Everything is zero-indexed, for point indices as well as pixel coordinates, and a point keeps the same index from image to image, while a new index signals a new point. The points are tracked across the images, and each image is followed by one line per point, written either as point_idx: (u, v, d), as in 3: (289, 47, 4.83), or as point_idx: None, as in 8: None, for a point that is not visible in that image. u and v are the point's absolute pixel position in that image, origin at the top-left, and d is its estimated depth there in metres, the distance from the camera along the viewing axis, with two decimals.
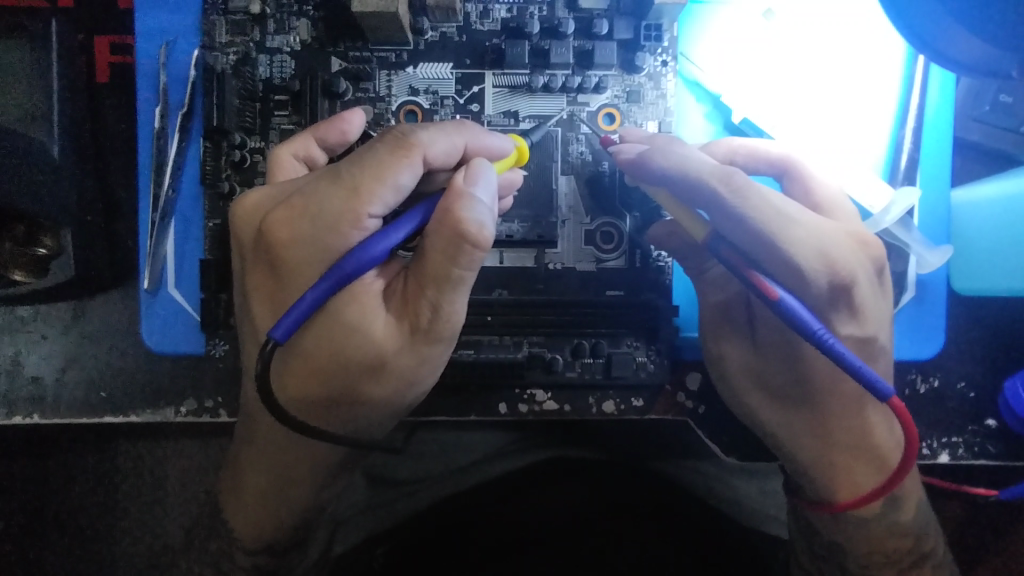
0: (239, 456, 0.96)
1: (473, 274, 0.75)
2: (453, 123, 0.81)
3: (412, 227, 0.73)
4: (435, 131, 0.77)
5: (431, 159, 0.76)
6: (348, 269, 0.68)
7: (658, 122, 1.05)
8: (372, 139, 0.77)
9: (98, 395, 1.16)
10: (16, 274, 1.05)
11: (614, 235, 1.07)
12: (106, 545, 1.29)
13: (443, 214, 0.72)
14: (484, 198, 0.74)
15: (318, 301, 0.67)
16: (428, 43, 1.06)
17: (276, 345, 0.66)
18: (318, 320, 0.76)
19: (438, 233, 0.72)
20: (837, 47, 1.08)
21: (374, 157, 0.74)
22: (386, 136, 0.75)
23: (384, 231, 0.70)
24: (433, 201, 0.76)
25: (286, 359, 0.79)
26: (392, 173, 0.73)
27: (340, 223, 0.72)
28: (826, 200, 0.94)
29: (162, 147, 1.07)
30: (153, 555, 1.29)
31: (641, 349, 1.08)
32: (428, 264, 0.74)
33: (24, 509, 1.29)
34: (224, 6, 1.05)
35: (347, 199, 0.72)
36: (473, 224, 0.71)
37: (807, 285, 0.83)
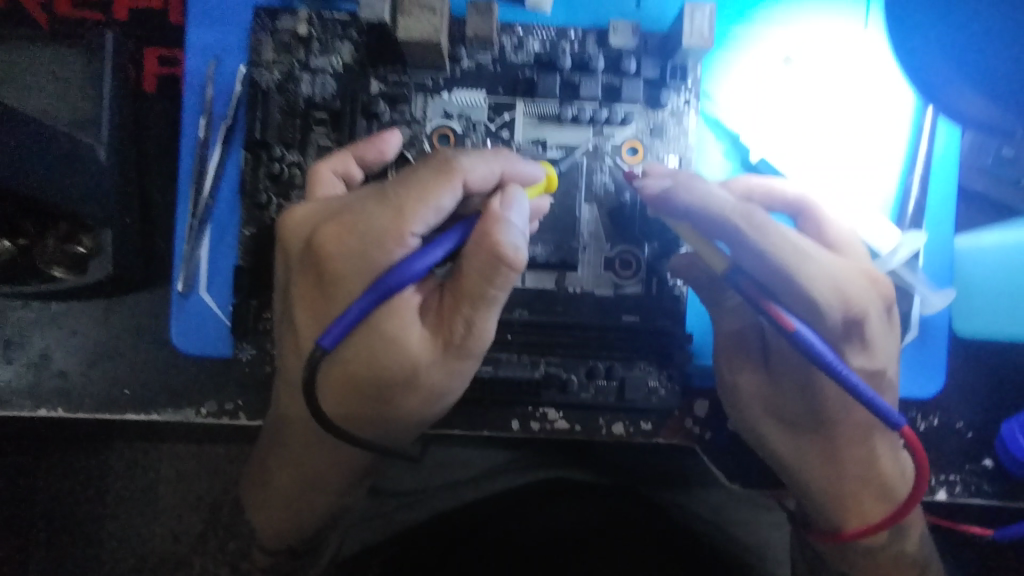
0: (264, 460, 0.98)
1: (506, 293, 0.80)
2: (492, 150, 0.85)
3: (452, 245, 0.78)
4: (476, 157, 0.82)
5: (471, 183, 0.81)
6: (391, 284, 0.73)
7: (679, 157, 1.11)
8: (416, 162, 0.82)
9: (121, 393, 1.20)
10: (55, 270, 1.12)
11: (632, 262, 1.12)
12: (115, 539, 1.31)
13: (481, 236, 0.77)
14: (518, 222, 0.81)
15: (361, 313, 0.72)
16: (463, 71, 1.10)
17: (323, 353, 0.70)
18: (360, 335, 0.79)
19: (475, 253, 0.78)
20: (852, 95, 1.14)
21: (418, 178, 0.78)
22: (430, 160, 0.80)
23: (422, 251, 0.75)
24: (467, 224, 0.81)
25: (328, 368, 0.83)
26: (435, 195, 0.78)
27: (387, 240, 0.76)
28: (838, 239, 0.98)
29: (204, 156, 1.11)
30: (159, 552, 1.31)
31: (653, 373, 1.12)
32: (465, 282, 0.79)
33: (35, 500, 1.31)
34: (272, 26, 1.10)
35: (394, 219, 0.76)
36: (509, 245, 0.77)
37: (821, 317, 0.88)
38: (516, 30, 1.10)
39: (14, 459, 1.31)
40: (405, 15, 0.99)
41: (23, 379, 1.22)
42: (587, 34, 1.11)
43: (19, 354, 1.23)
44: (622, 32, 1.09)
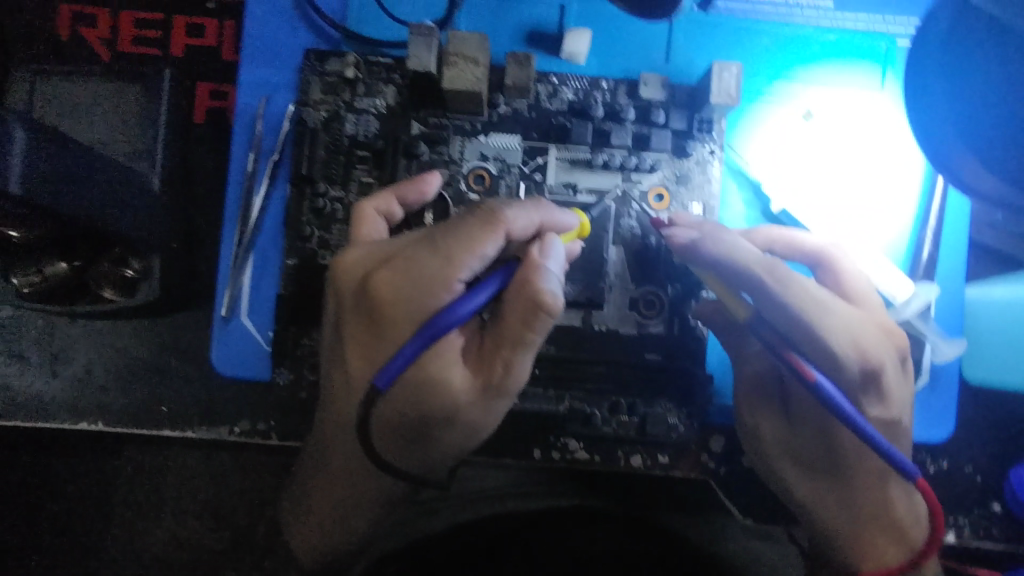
0: (306, 482, 1.04)
1: (543, 337, 0.86)
2: (533, 201, 0.91)
3: (491, 291, 0.82)
4: (518, 208, 0.88)
5: (514, 234, 0.87)
6: (437, 327, 0.77)
7: (703, 204, 1.16)
8: (463, 212, 0.88)
9: (160, 409, 1.27)
10: (106, 292, 1.18)
11: (656, 302, 1.16)
12: (139, 552, 1.33)
13: (523, 285, 0.83)
14: (555, 269, 0.87)
15: (411, 357, 0.76)
16: (500, 115, 1.16)
17: (377, 393, 0.75)
18: (410, 374, 0.84)
19: (517, 301, 0.84)
20: (871, 151, 1.19)
21: (466, 229, 0.84)
22: (477, 211, 0.86)
23: (465, 295, 0.80)
24: (508, 268, 0.85)
25: (384, 409, 0.88)
26: (481, 244, 0.83)
27: (435, 286, 0.82)
28: (856, 290, 1.03)
29: (250, 189, 1.17)
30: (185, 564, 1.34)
31: (672, 411, 1.17)
32: (506, 327, 0.85)
33: (66, 509, 1.35)
34: (320, 68, 1.16)
35: (444, 266, 0.82)
36: (549, 293, 0.83)
37: (839, 368, 0.92)
38: (551, 79, 1.16)
39: (48, 468, 1.35)
40: (450, 66, 1.04)
41: (67, 393, 1.28)
42: (619, 85, 1.16)
43: (63, 368, 1.29)
44: (652, 84, 1.15)
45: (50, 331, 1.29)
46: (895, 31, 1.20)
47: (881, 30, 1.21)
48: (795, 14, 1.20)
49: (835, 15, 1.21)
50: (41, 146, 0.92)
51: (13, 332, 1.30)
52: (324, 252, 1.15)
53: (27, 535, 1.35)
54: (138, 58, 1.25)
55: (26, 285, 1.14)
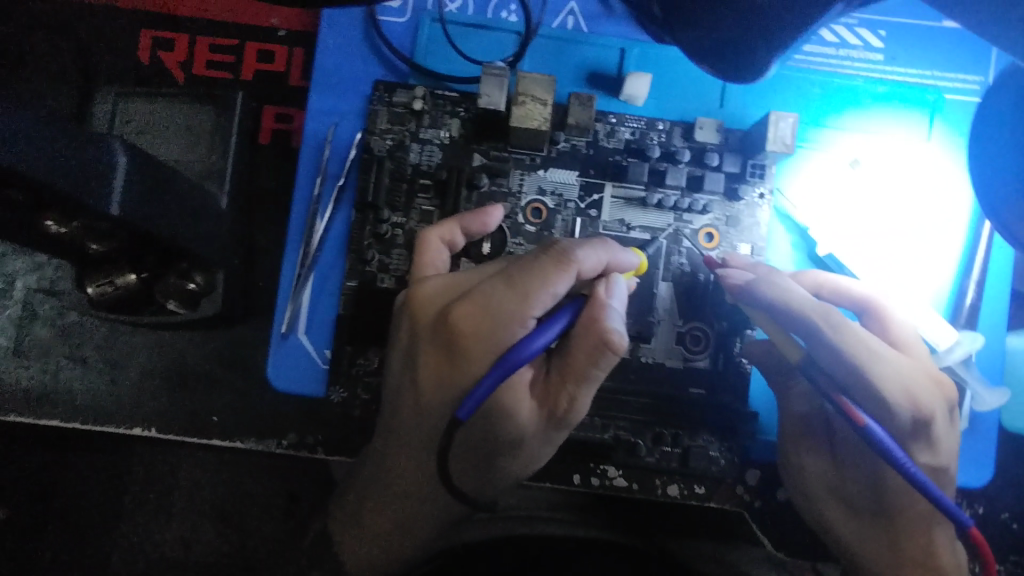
0: (349, 495, 1.05)
1: (606, 373, 0.89)
2: (601, 241, 0.95)
3: (564, 324, 0.87)
4: (588, 248, 0.91)
5: (584, 272, 0.90)
6: (511, 361, 0.81)
7: (751, 245, 1.20)
8: (536, 250, 0.92)
9: (209, 420, 1.30)
10: (172, 304, 1.21)
11: (702, 338, 1.20)
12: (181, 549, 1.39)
13: (590, 323, 0.87)
14: (618, 307, 0.90)
15: (489, 390, 0.80)
16: (559, 151, 1.20)
17: (458, 423, 0.78)
18: (486, 406, 0.88)
19: (585, 338, 0.87)
20: (916, 201, 1.22)
21: (540, 267, 0.87)
22: (550, 250, 0.89)
23: (538, 330, 0.84)
24: (575, 304, 0.90)
25: (462, 441, 0.92)
26: (553, 283, 0.87)
27: (512, 322, 0.86)
28: (901, 337, 1.07)
29: (315, 212, 1.21)
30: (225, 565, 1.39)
31: (715, 444, 1.19)
32: (572, 362, 0.89)
33: (111, 507, 1.40)
34: (388, 99, 1.20)
35: (520, 303, 0.86)
36: (615, 332, 0.85)
37: (890, 415, 0.97)
38: (610, 118, 1.21)
39: (98, 466, 1.40)
40: (519, 105, 1.10)
41: (123, 399, 1.32)
42: (675, 127, 1.21)
43: (118, 374, 1.33)
44: (707, 128, 1.19)
45: (111, 338, 1.33)
46: (943, 85, 1.26)
47: (929, 83, 1.26)
48: (846, 65, 1.28)
49: (884, 67, 1.27)
50: (135, 171, 0.97)
51: (74, 339, 1.33)
52: (383, 275, 1.18)
53: (83, 535, 1.40)
54: (212, 82, 1.32)
55: (98, 294, 1.19)
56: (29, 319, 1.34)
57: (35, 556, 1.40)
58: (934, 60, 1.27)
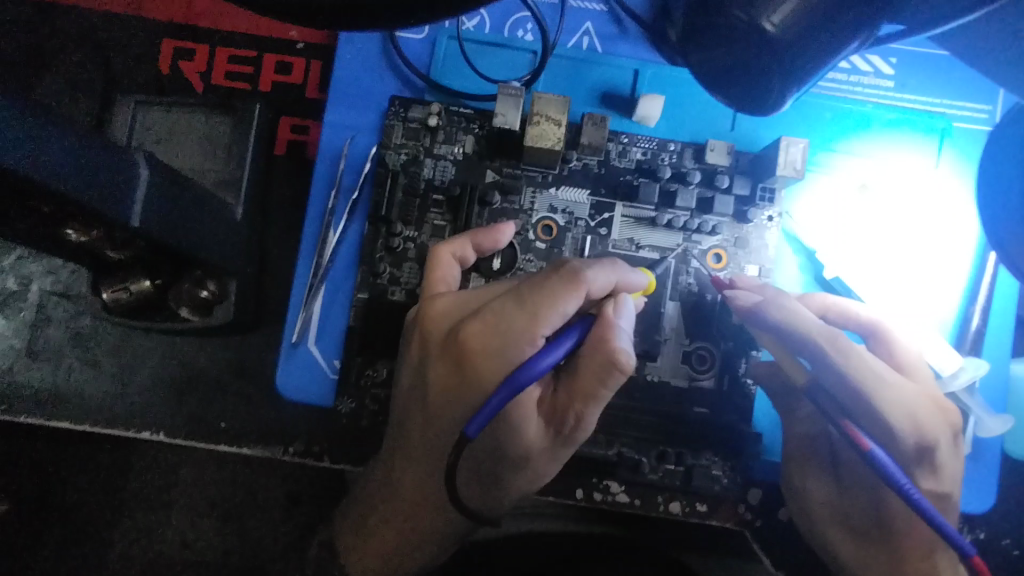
0: (355, 507, 1.06)
1: (613, 392, 0.89)
2: (610, 261, 0.95)
3: (571, 344, 0.87)
4: (598, 269, 0.92)
5: (593, 292, 0.91)
6: (519, 380, 0.82)
7: (759, 267, 1.21)
8: (546, 269, 0.92)
9: (218, 425, 1.32)
10: (184, 311, 1.24)
11: (708, 358, 1.21)
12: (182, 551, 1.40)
13: (598, 343, 0.88)
14: (625, 327, 0.90)
15: (498, 407, 0.81)
16: (571, 170, 1.21)
17: (466, 440, 0.79)
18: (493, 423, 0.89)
19: (592, 357, 0.88)
20: (921, 226, 1.23)
21: (550, 286, 0.88)
22: (561, 269, 0.90)
23: (548, 348, 0.85)
24: (584, 323, 0.90)
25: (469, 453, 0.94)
26: (562, 302, 0.87)
27: (522, 341, 0.86)
28: (907, 362, 1.08)
29: (329, 223, 1.23)
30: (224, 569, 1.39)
31: (717, 464, 1.20)
32: (580, 381, 0.90)
33: (115, 507, 1.40)
34: (403, 114, 1.22)
35: (530, 322, 0.87)
36: (622, 352, 0.87)
37: (894, 440, 0.98)
38: (622, 138, 1.22)
39: (103, 466, 1.41)
40: (534, 125, 1.12)
41: (132, 401, 1.34)
42: (686, 148, 1.22)
43: (128, 377, 1.34)
44: (718, 150, 1.20)
45: (122, 342, 1.35)
46: (951, 113, 1.27)
47: (938, 111, 1.28)
48: (857, 91, 1.30)
49: (896, 94, 1.29)
50: (157, 183, 0.99)
51: (87, 342, 1.35)
52: (393, 288, 1.19)
53: (89, 537, 1.41)
54: (230, 92, 1.35)
55: (114, 300, 1.20)
56: (43, 321, 1.36)
57: (34, 555, 1.40)
58: (944, 88, 1.28)
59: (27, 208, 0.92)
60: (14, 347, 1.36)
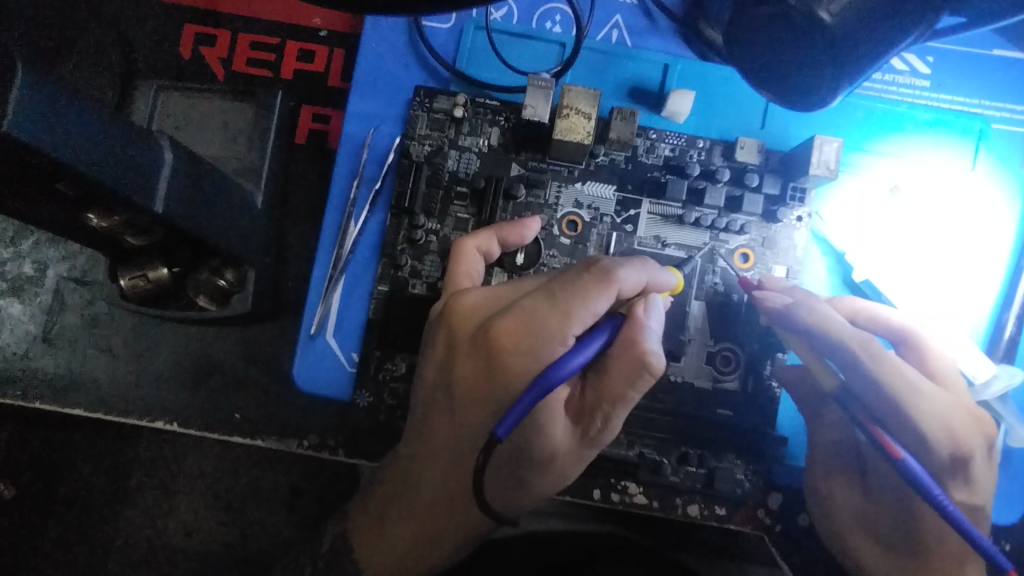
0: (372, 503, 1.04)
1: (641, 395, 0.88)
2: (641, 260, 0.93)
3: (603, 341, 0.86)
4: (630, 267, 0.90)
5: (624, 291, 0.89)
6: (549, 379, 0.80)
7: (787, 267, 1.19)
8: (577, 266, 0.90)
9: (232, 417, 1.31)
10: (202, 300, 1.23)
11: (733, 359, 1.18)
12: (190, 539, 1.39)
13: (628, 344, 0.87)
14: (655, 328, 0.89)
15: (525, 410, 0.79)
16: (598, 165, 1.19)
17: (496, 441, 0.77)
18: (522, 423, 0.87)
19: (621, 358, 0.87)
20: (955, 230, 1.21)
21: (582, 285, 0.86)
22: (592, 268, 0.88)
23: (576, 347, 0.84)
24: (613, 322, 0.89)
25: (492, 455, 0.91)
26: (594, 301, 0.85)
27: (552, 339, 0.85)
28: (940, 370, 1.06)
29: (350, 214, 1.21)
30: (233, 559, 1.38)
31: (740, 467, 1.18)
32: (608, 382, 0.88)
33: (126, 494, 1.40)
34: (429, 105, 1.20)
35: (561, 320, 0.85)
36: (652, 354, 0.86)
37: (928, 450, 0.96)
38: (650, 134, 1.20)
39: (116, 453, 1.40)
40: (563, 118, 1.10)
41: (145, 389, 1.32)
42: (715, 145, 1.20)
43: (143, 364, 1.33)
44: (748, 148, 1.18)
45: (137, 330, 1.33)
46: (990, 115, 1.25)
47: (975, 112, 1.25)
48: (891, 90, 1.26)
49: (932, 94, 1.26)
50: (180, 169, 0.97)
51: (102, 329, 1.34)
52: (414, 281, 1.17)
53: (101, 526, 1.40)
54: (251, 79, 1.34)
55: (131, 288, 1.19)
56: (58, 307, 1.34)
57: (46, 538, 1.40)
58: (981, 90, 1.26)
59: (50, 190, 0.90)
60: (29, 333, 1.34)
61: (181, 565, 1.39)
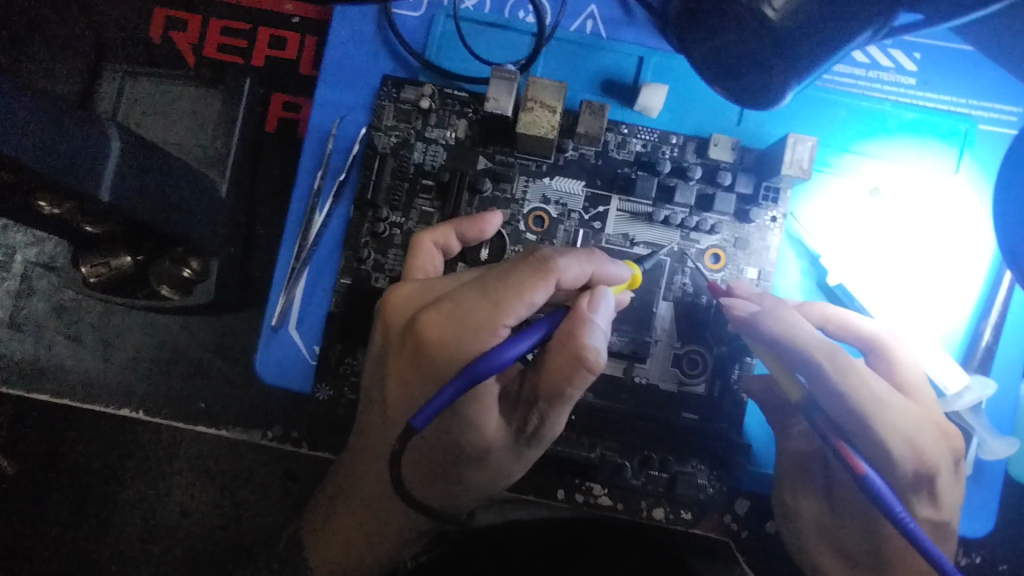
0: (326, 502, 1.02)
1: (581, 392, 0.85)
2: (586, 251, 0.90)
3: (538, 337, 0.82)
4: (571, 257, 0.86)
5: (564, 282, 0.86)
6: (479, 370, 0.76)
7: (759, 269, 1.15)
8: (516, 256, 0.87)
9: (198, 406, 1.31)
10: (165, 289, 1.22)
11: (700, 362, 1.16)
12: (151, 533, 1.36)
13: (567, 338, 0.83)
14: (602, 324, 0.85)
15: (450, 399, 0.75)
16: (566, 160, 1.16)
17: (412, 431, 0.73)
18: (447, 418, 0.86)
19: (560, 352, 0.83)
20: (935, 235, 1.17)
21: (516, 275, 0.83)
22: (529, 258, 0.85)
23: (511, 339, 0.79)
24: (554, 318, 0.86)
25: (422, 451, 0.90)
26: (529, 292, 0.82)
27: (481, 330, 0.82)
28: (909, 380, 1.02)
29: (315, 206, 1.20)
30: (193, 552, 1.35)
31: (704, 472, 1.15)
32: (546, 379, 0.84)
33: (86, 486, 1.37)
34: (396, 95, 1.17)
35: (490, 310, 0.82)
36: (591, 349, 0.82)
37: (892, 465, 0.94)
38: (622, 129, 1.17)
39: (76, 445, 1.37)
40: (527, 111, 1.07)
41: (113, 376, 1.33)
42: (688, 141, 1.17)
43: (110, 351, 1.33)
44: (722, 146, 1.14)
45: (104, 317, 1.34)
46: (977, 114, 1.20)
47: (962, 112, 1.20)
48: (875, 88, 1.22)
49: (917, 92, 1.21)
50: (131, 157, 0.95)
51: (69, 316, 1.34)
52: (377, 275, 1.16)
53: (59, 517, 1.37)
54: (222, 66, 1.32)
55: (93, 276, 1.19)
56: (26, 292, 1.35)
57: (6, 528, 1.38)
58: (970, 88, 1.21)
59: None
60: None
61: (139, 557, 1.36)
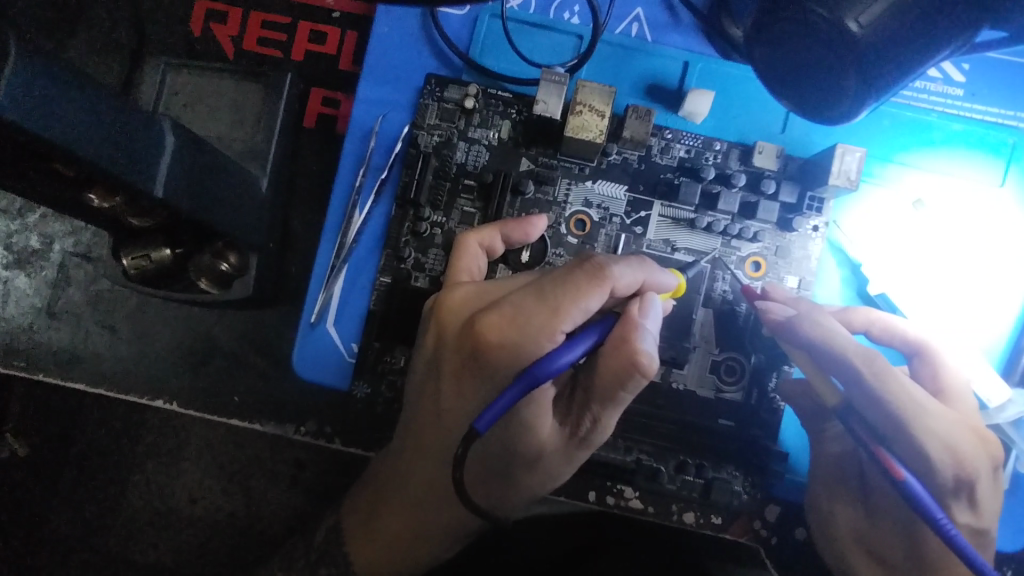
0: (368, 499, 1.03)
1: (634, 396, 0.85)
2: (638, 259, 0.89)
3: (586, 346, 0.81)
4: (624, 265, 0.86)
5: (618, 289, 0.85)
6: (536, 375, 0.76)
7: (799, 278, 1.15)
8: (572, 262, 0.87)
9: (231, 400, 1.31)
10: (202, 282, 1.22)
11: (736, 369, 1.16)
12: (178, 520, 1.37)
13: (620, 342, 0.82)
14: (652, 328, 0.84)
15: (510, 403, 0.75)
16: (610, 163, 1.16)
17: (475, 434, 0.74)
18: (504, 420, 0.86)
19: (612, 356, 0.83)
20: (979, 247, 1.17)
21: (573, 281, 0.82)
22: (584, 264, 0.84)
23: (564, 346, 0.79)
24: (605, 323, 0.85)
25: (480, 455, 0.90)
26: (585, 299, 0.82)
27: (539, 335, 0.82)
28: (950, 388, 1.03)
29: (354, 203, 1.19)
30: (219, 544, 1.36)
31: (739, 479, 1.15)
32: (598, 381, 0.85)
33: (115, 473, 1.38)
34: (439, 94, 1.17)
35: (548, 318, 0.82)
36: (644, 354, 0.81)
37: (931, 470, 0.95)
38: (665, 133, 1.16)
39: (106, 432, 1.38)
40: (576, 115, 1.06)
41: (147, 367, 1.33)
42: (732, 148, 1.16)
43: (146, 341, 1.34)
44: (766, 153, 1.14)
45: (141, 308, 1.34)
46: None
47: (1009, 124, 1.20)
48: (922, 98, 1.21)
49: (963, 103, 1.21)
50: (181, 152, 0.95)
51: (105, 306, 1.35)
52: (417, 274, 1.15)
53: (87, 502, 1.38)
54: (262, 60, 1.32)
55: (133, 268, 1.17)
56: (63, 281, 1.36)
57: (34, 514, 1.39)
58: (1017, 100, 1.21)
59: (49, 169, 0.89)
60: (35, 306, 1.36)
61: (167, 546, 1.37)
